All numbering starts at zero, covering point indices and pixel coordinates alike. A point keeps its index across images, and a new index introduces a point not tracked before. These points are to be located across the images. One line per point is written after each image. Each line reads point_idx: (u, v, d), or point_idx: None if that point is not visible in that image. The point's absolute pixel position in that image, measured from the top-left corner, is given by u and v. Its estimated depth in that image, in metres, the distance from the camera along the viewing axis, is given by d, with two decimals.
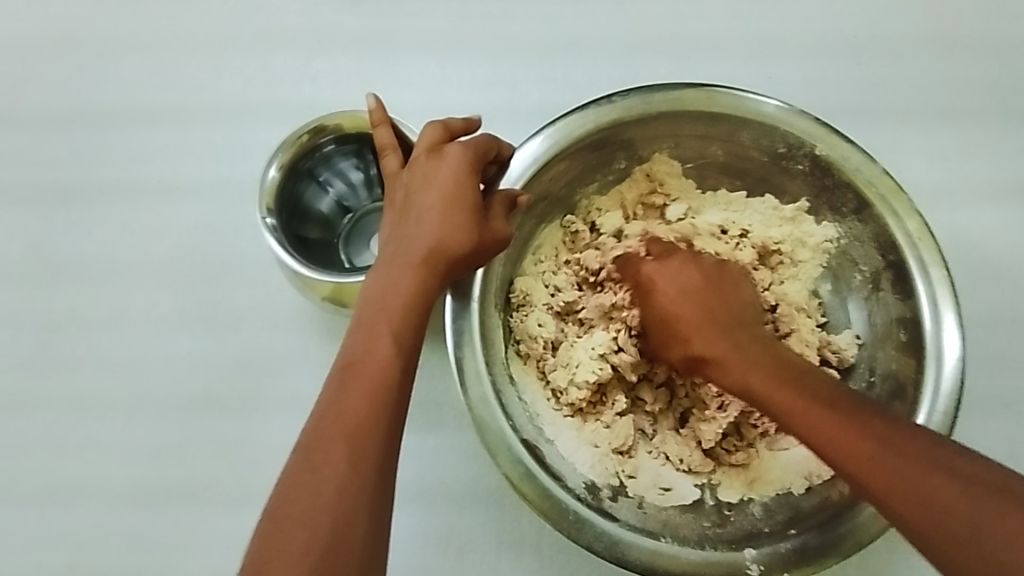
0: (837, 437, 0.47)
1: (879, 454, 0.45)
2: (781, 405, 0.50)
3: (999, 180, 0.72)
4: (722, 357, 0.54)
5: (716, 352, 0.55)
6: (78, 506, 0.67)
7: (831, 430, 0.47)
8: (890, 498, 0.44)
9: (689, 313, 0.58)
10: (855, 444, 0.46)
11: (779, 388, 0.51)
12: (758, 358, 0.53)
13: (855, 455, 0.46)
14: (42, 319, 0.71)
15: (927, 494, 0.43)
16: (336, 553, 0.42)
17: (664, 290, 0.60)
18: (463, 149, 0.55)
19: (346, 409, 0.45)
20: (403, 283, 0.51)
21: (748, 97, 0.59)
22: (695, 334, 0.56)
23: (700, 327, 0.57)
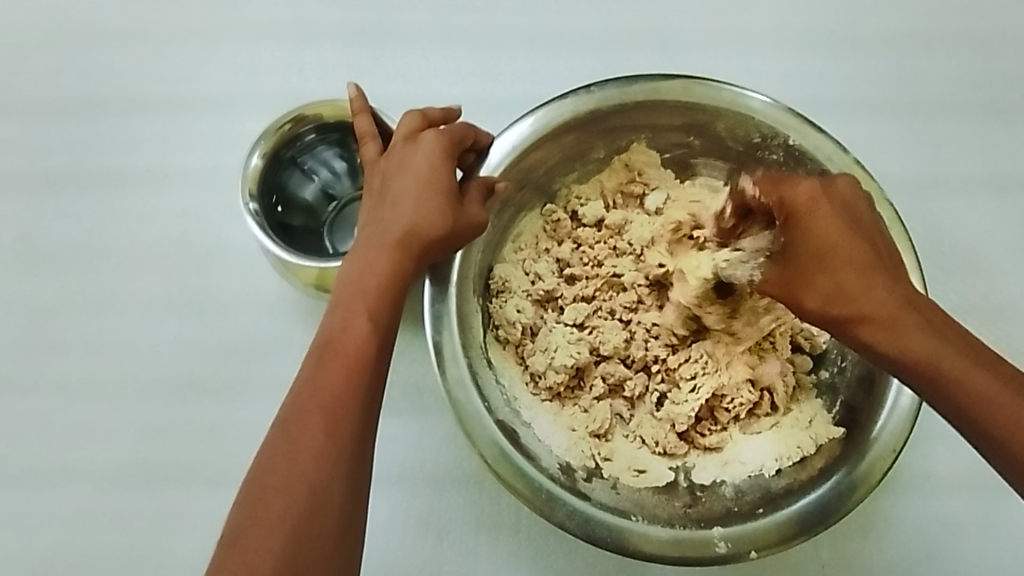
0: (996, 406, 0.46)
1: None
2: (941, 370, 0.48)
3: (972, 172, 0.73)
4: (849, 297, 0.51)
5: (863, 300, 0.51)
6: (65, 487, 0.68)
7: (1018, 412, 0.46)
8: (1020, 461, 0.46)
9: (837, 260, 0.52)
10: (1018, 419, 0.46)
11: (913, 341, 0.49)
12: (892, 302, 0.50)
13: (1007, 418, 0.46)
14: (32, 304, 0.73)
15: None
16: (313, 519, 0.43)
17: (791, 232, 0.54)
18: (438, 135, 0.56)
19: (323, 383, 0.47)
20: (379, 265, 0.52)
21: (724, 88, 0.60)
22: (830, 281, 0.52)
23: (842, 281, 0.51)
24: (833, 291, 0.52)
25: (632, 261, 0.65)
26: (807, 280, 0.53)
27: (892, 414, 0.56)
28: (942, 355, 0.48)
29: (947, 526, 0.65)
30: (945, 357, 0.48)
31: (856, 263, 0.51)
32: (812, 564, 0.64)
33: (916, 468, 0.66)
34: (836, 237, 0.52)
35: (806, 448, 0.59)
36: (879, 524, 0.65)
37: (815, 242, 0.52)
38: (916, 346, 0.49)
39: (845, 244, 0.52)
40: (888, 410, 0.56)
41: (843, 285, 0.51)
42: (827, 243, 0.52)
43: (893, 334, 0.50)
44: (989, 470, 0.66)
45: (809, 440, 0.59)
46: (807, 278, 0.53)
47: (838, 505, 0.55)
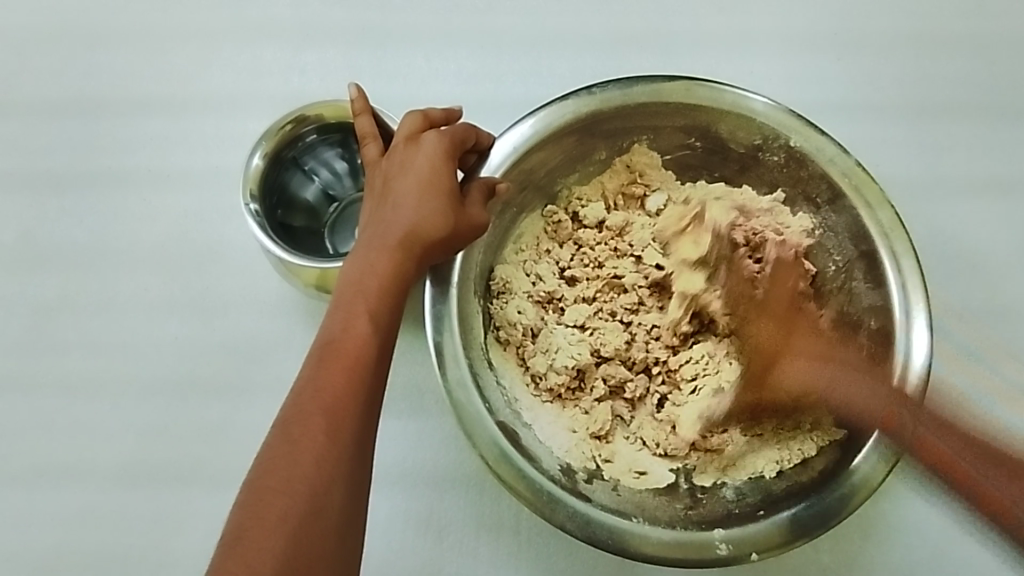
0: (941, 458, 0.53)
1: (1000, 477, 0.50)
2: (897, 432, 0.55)
3: (974, 175, 0.73)
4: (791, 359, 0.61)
5: (818, 381, 0.60)
6: (66, 486, 0.68)
7: (966, 465, 0.52)
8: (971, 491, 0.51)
9: (787, 340, 0.61)
10: (959, 464, 0.52)
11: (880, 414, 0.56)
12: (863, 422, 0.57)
13: (954, 465, 0.52)
14: (34, 304, 0.73)
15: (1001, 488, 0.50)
16: (313, 519, 0.43)
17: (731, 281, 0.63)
18: (439, 136, 0.56)
19: (324, 384, 0.47)
20: (380, 265, 0.52)
21: (726, 89, 0.60)
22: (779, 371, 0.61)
23: (797, 368, 0.61)
24: (792, 392, 0.60)
25: (632, 262, 0.65)
26: (770, 334, 0.62)
27: (893, 416, 0.56)
28: (892, 421, 0.56)
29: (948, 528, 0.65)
30: (894, 411, 0.56)
31: (802, 361, 0.61)
32: (813, 566, 0.64)
33: None
34: (779, 347, 0.61)
35: (807, 450, 0.59)
36: (880, 526, 0.65)
37: (762, 342, 0.62)
38: (863, 404, 0.57)
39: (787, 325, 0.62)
40: (888, 412, 0.56)
41: (804, 362, 0.60)
42: (777, 314, 0.62)
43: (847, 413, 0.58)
44: None
45: (809, 442, 0.59)
46: (761, 365, 0.62)
47: (839, 507, 0.55)
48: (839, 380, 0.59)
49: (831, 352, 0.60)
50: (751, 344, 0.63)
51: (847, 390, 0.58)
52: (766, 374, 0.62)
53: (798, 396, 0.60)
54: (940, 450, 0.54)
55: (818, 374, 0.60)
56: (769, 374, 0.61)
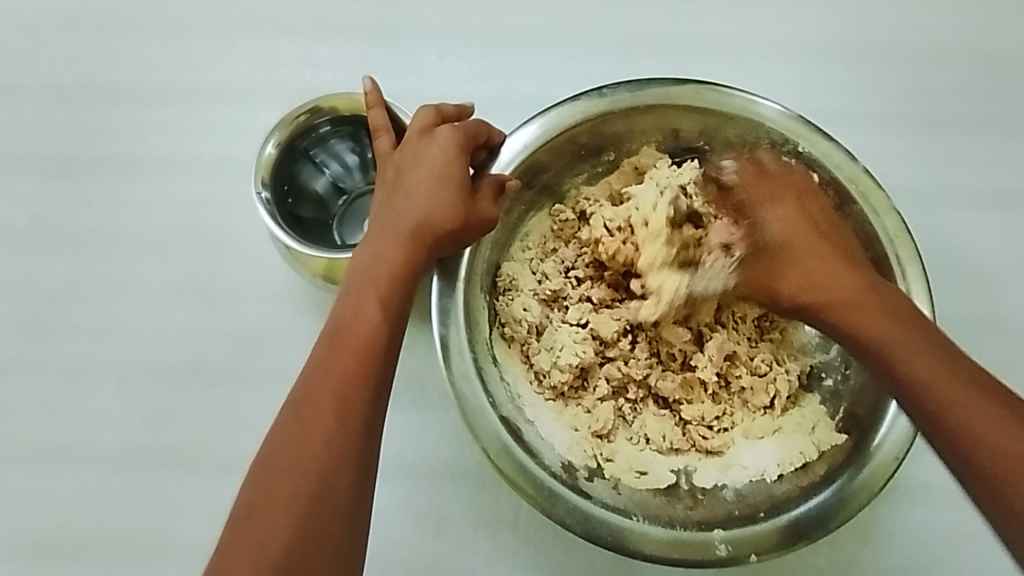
0: (959, 405, 0.47)
1: (1004, 420, 0.46)
2: (932, 381, 0.49)
3: (982, 187, 0.74)
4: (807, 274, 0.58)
5: (854, 296, 0.55)
6: (67, 469, 0.68)
7: (956, 404, 0.47)
8: (971, 439, 0.46)
9: (818, 253, 0.58)
10: (978, 411, 0.46)
11: (898, 343, 0.51)
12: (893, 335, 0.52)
13: (979, 420, 0.46)
14: (41, 287, 0.73)
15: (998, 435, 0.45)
16: (321, 501, 0.43)
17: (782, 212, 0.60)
18: (453, 130, 0.57)
19: (334, 368, 0.47)
20: (390, 254, 0.52)
21: (736, 93, 0.60)
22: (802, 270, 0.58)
23: (821, 274, 0.57)
24: (826, 296, 0.56)
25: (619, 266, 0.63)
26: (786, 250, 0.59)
27: (897, 421, 0.56)
28: (924, 359, 0.50)
29: (946, 536, 0.65)
30: (930, 357, 0.50)
31: (844, 272, 0.56)
32: (809, 571, 0.64)
33: (916, 478, 0.66)
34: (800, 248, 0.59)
35: (809, 455, 0.59)
36: (878, 533, 0.65)
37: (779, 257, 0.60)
38: (914, 351, 0.50)
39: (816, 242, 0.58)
40: (891, 417, 0.56)
41: (811, 269, 0.58)
42: (814, 227, 0.59)
43: (895, 345, 0.51)
44: None
45: (811, 445, 0.60)
46: (781, 267, 0.59)
47: (838, 510, 0.55)
48: (868, 301, 0.54)
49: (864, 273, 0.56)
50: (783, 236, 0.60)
51: (890, 316, 0.53)
52: (795, 279, 0.58)
53: (826, 305, 0.56)
54: (966, 396, 0.47)
55: (854, 284, 0.55)
56: (795, 274, 0.58)
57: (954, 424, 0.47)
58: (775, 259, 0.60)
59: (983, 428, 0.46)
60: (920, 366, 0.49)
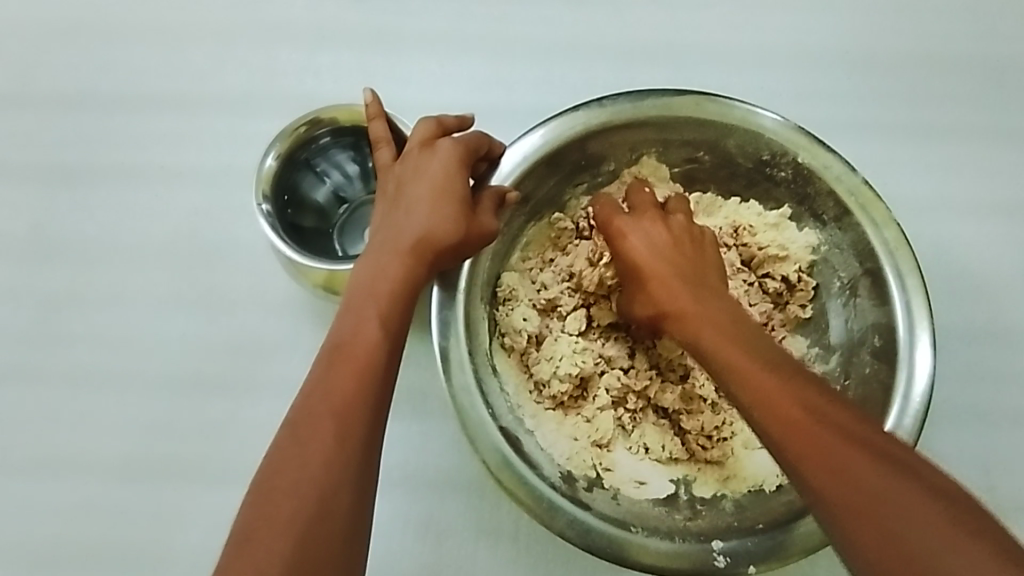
0: (779, 415, 0.45)
1: (818, 429, 0.44)
2: (757, 391, 0.46)
3: (982, 197, 0.74)
4: (676, 303, 0.54)
5: (693, 310, 0.53)
6: (69, 479, 0.69)
7: (811, 438, 0.43)
8: (794, 454, 0.44)
9: (666, 270, 0.57)
10: (795, 420, 0.44)
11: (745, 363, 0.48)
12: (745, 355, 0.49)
13: (798, 432, 0.44)
14: (44, 296, 0.73)
15: (866, 481, 0.41)
16: (321, 521, 0.43)
17: (635, 233, 0.59)
18: (454, 144, 0.57)
19: (333, 387, 0.47)
20: (391, 270, 0.53)
21: (736, 104, 0.60)
22: (664, 293, 0.55)
23: (666, 288, 0.55)
24: (667, 306, 0.55)
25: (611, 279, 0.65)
26: (648, 271, 0.57)
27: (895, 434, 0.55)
28: (749, 368, 0.48)
29: None
30: (777, 384, 0.46)
31: (698, 297, 0.54)
32: None
33: None
34: (653, 261, 0.57)
35: None
36: None
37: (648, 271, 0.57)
38: (737, 359, 0.48)
39: (669, 262, 0.57)
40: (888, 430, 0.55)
41: (671, 289, 0.55)
42: (668, 244, 0.58)
43: (717, 350, 0.50)
44: (989, 493, 0.67)
45: None
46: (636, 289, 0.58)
47: None
48: (706, 311, 0.53)
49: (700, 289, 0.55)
50: (633, 257, 0.59)
51: (720, 327, 0.51)
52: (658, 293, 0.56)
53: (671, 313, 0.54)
54: (788, 406, 0.45)
55: (686, 300, 0.54)
56: (660, 291, 0.56)
57: (775, 439, 0.45)
58: (631, 275, 0.59)
59: (801, 440, 0.43)
60: (742, 376, 0.47)
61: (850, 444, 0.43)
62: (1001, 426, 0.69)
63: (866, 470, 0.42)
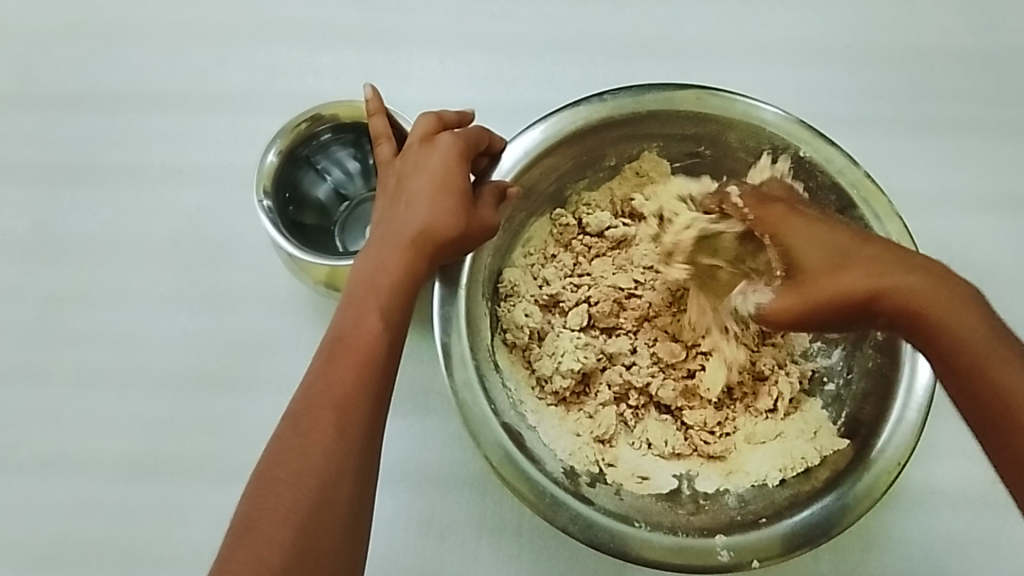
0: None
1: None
2: (1020, 395, 0.44)
3: (984, 191, 0.74)
4: (880, 286, 0.48)
5: (932, 292, 0.47)
6: (72, 477, 0.69)
7: None
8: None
9: (856, 248, 0.50)
10: None
11: (990, 357, 0.45)
12: (982, 346, 0.45)
13: None
14: (46, 294, 0.73)
15: None
16: (322, 512, 0.43)
17: (796, 233, 0.52)
18: (454, 137, 0.57)
19: (334, 380, 0.47)
20: (393, 263, 0.53)
21: (737, 99, 0.60)
22: (864, 275, 0.48)
23: (885, 272, 0.48)
24: (877, 285, 0.48)
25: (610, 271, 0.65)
26: (835, 262, 0.50)
27: (899, 428, 0.56)
28: (993, 354, 0.45)
29: (951, 543, 0.65)
30: None
31: (901, 269, 0.48)
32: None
33: (922, 483, 0.66)
34: (841, 245, 0.50)
35: (811, 459, 0.59)
36: (881, 538, 0.65)
37: (819, 253, 0.51)
38: (975, 344, 0.45)
39: (855, 247, 0.50)
40: (893, 423, 0.56)
41: (871, 269, 0.49)
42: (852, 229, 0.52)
43: (953, 337, 0.46)
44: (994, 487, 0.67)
45: (814, 451, 0.59)
46: (833, 270, 0.49)
47: (840, 517, 0.55)
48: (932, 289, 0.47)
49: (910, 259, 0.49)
50: (825, 243, 0.51)
51: (959, 313, 0.46)
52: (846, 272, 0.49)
53: (909, 296, 0.47)
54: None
55: (903, 276, 0.48)
56: (851, 272, 0.49)
57: None
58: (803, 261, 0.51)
59: None
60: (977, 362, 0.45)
61: None
62: None
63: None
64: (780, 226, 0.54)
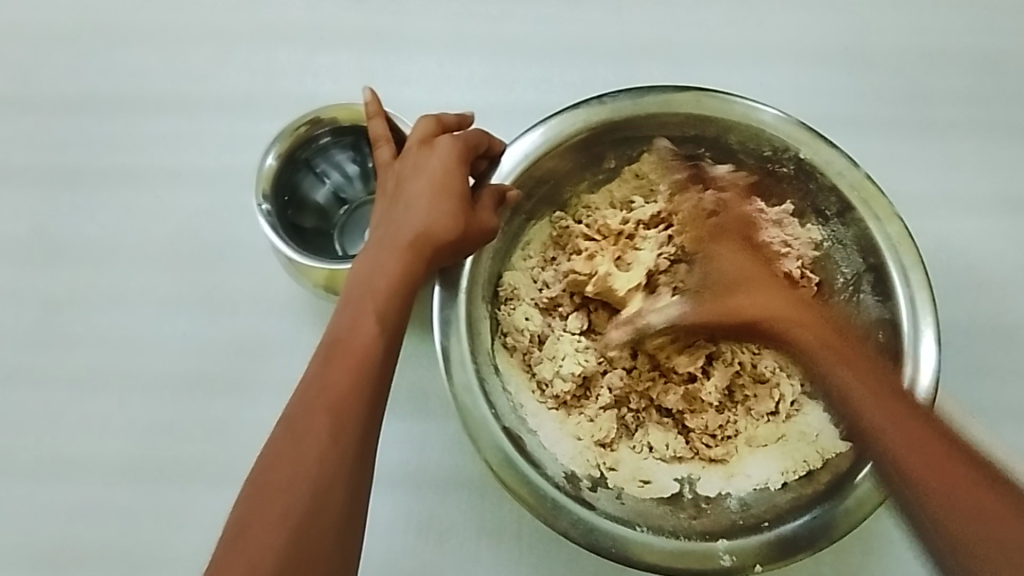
0: (902, 425, 0.51)
1: (958, 462, 0.49)
2: (875, 409, 0.52)
3: (984, 193, 0.73)
4: (768, 309, 0.59)
5: (808, 328, 0.57)
6: (71, 480, 0.68)
7: (907, 443, 0.50)
8: (901, 444, 0.50)
9: (760, 280, 0.60)
10: (905, 426, 0.51)
11: (860, 378, 0.54)
12: (867, 372, 0.54)
13: (906, 439, 0.50)
14: (45, 297, 0.73)
15: (957, 479, 0.48)
16: (315, 518, 0.43)
17: (722, 262, 0.61)
18: (453, 141, 0.57)
19: (329, 383, 0.47)
20: (390, 266, 0.53)
21: (737, 101, 0.60)
22: (759, 297, 0.59)
23: (772, 299, 0.59)
24: (768, 312, 0.59)
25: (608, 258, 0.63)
26: (732, 292, 0.60)
27: None
28: (869, 379, 0.54)
29: None
30: (891, 401, 0.52)
31: (783, 291, 0.60)
32: None
33: None
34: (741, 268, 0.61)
35: (812, 463, 0.59)
36: (883, 541, 0.65)
37: (728, 275, 0.61)
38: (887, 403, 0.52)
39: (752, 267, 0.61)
40: None
41: (761, 296, 0.59)
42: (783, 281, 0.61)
43: (832, 364, 0.55)
44: None
45: (815, 454, 0.59)
46: (740, 298, 0.59)
47: (844, 519, 0.55)
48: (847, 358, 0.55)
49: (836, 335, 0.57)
50: (737, 277, 0.60)
51: (833, 345, 0.56)
52: (739, 296, 0.60)
53: (786, 323, 0.58)
54: (930, 443, 0.50)
55: (784, 301, 0.59)
56: (747, 295, 0.59)
57: (883, 430, 0.51)
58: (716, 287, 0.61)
59: (909, 446, 0.50)
60: (885, 407, 0.52)
61: (947, 451, 0.49)
62: (1007, 420, 0.68)
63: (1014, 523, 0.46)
64: (746, 282, 0.60)
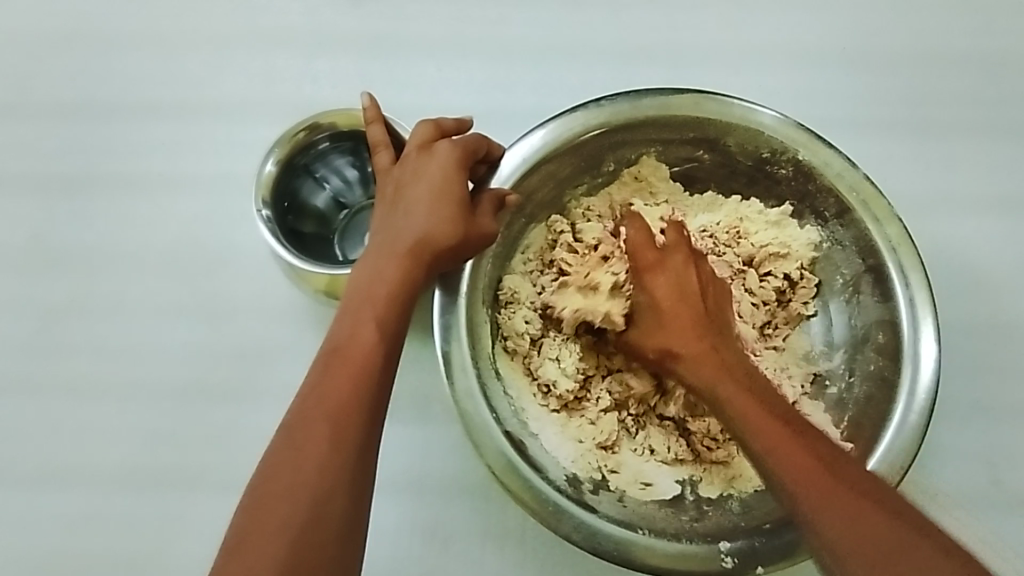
0: (769, 431, 0.49)
1: (817, 463, 0.47)
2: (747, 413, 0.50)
3: (982, 192, 0.73)
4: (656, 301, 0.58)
5: (706, 353, 0.55)
6: (73, 489, 0.68)
7: (775, 438, 0.48)
8: (765, 447, 0.48)
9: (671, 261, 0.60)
10: (779, 437, 0.48)
11: (727, 384, 0.52)
12: (717, 375, 0.53)
13: (782, 449, 0.48)
14: (45, 305, 0.73)
15: (808, 472, 0.46)
16: (315, 527, 0.43)
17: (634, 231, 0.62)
18: (452, 146, 0.57)
19: (329, 392, 0.47)
20: (389, 273, 0.53)
21: (736, 103, 0.60)
22: (655, 288, 0.59)
23: (668, 289, 0.58)
24: (661, 304, 0.58)
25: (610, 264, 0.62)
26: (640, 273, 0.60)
27: (901, 432, 0.54)
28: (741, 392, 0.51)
29: None
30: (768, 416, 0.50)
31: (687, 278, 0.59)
32: None
33: (924, 486, 0.67)
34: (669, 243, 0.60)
35: None
36: None
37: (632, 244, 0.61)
38: (753, 415, 0.50)
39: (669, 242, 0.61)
40: (894, 428, 0.55)
41: (662, 284, 0.59)
42: (695, 292, 0.58)
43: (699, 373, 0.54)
44: (995, 488, 0.67)
45: None
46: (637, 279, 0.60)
47: None
48: (731, 376, 0.53)
49: (717, 332, 0.56)
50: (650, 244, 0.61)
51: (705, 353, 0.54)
52: (652, 282, 0.59)
53: (674, 328, 0.56)
54: (806, 463, 0.47)
55: (677, 293, 0.58)
56: (652, 286, 0.59)
57: (753, 436, 0.49)
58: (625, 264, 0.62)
59: (782, 453, 0.48)
60: (766, 435, 0.49)
61: (808, 443, 0.48)
62: (1007, 419, 0.68)
63: (871, 520, 0.44)
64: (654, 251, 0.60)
